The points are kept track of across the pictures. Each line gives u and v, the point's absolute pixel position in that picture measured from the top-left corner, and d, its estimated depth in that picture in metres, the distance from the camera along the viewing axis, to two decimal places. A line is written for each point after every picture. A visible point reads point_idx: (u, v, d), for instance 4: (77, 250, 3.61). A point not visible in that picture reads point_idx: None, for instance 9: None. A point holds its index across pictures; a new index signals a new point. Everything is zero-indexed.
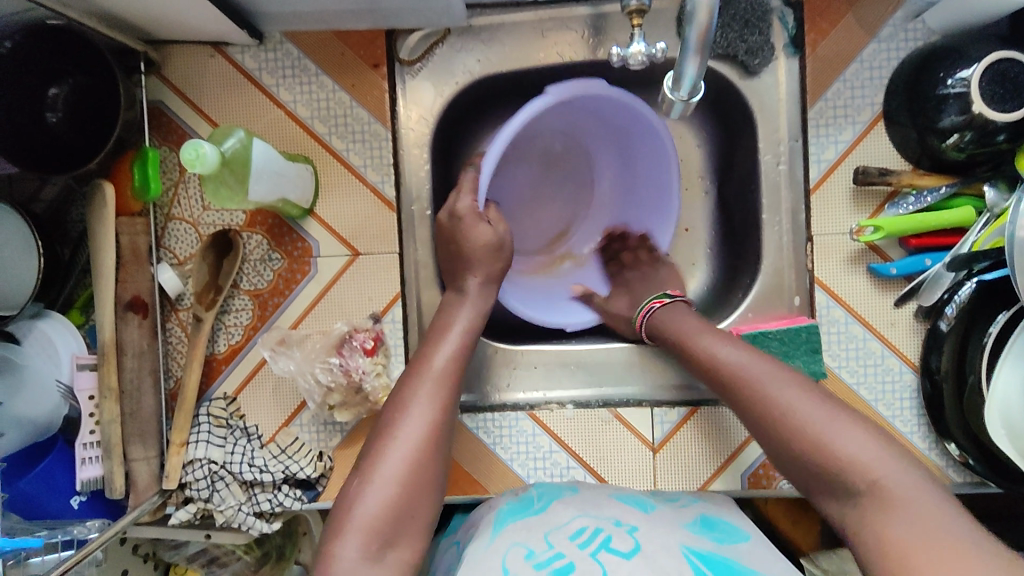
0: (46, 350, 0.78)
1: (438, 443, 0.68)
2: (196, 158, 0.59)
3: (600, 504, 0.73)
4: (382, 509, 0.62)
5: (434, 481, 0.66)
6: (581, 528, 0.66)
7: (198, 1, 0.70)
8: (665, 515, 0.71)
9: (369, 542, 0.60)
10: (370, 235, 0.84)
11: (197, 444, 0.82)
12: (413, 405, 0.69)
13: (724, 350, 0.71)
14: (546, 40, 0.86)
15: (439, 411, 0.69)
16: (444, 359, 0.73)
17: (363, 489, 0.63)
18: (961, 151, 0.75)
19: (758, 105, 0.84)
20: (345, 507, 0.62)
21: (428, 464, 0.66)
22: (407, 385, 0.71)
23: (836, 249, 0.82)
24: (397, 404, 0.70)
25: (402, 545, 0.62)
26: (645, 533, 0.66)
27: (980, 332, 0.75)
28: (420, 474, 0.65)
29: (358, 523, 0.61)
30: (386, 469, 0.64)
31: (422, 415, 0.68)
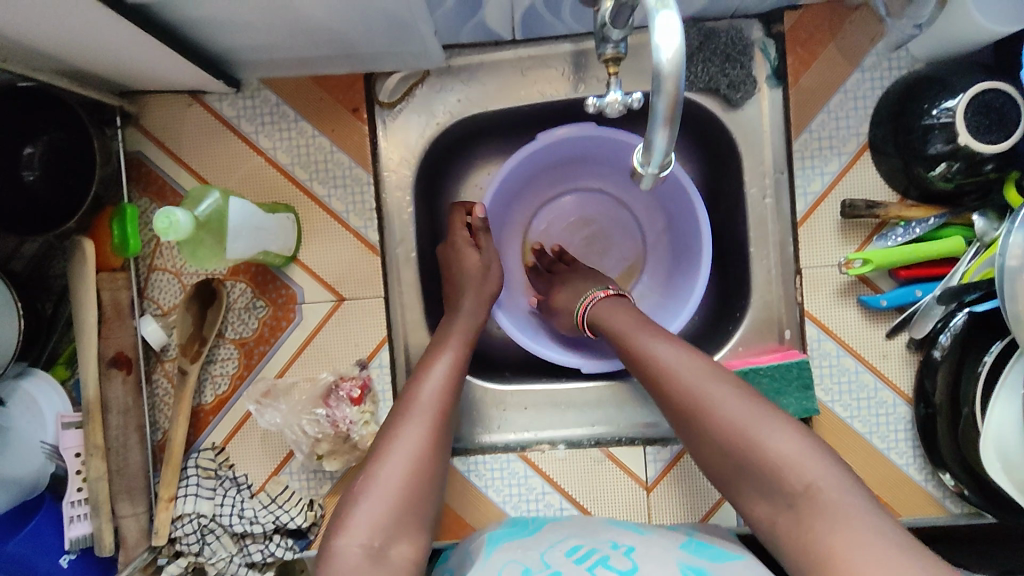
0: (30, 409, 0.77)
1: (432, 457, 0.67)
2: (169, 226, 0.60)
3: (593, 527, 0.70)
4: (387, 505, 0.62)
5: (434, 489, 0.66)
6: (579, 545, 0.66)
7: (171, 55, 0.70)
8: (660, 538, 0.68)
9: (371, 538, 0.61)
10: (355, 280, 0.83)
11: (186, 498, 0.81)
12: (406, 420, 0.69)
13: (659, 351, 0.69)
14: (527, 78, 0.85)
15: (433, 427, 0.69)
16: (438, 378, 0.73)
17: (366, 487, 0.64)
18: (949, 181, 0.74)
19: (743, 137, 0.83)
20: (340, 520, 0.63)
21: (426, 478, 0.66)
22: (409, 389, 0.72)
23: (826, 282, 0.81)
24: (392, 421, 0.69)
25: (402, 544, 0.62)
26: (642, 554, 0.63)
27: (974, 361, 0.74)
28: (416, 484, 0.65)
29: (361, 520, 0.61)
30: (383, 481, 0.64)
31: (414, 430, 0.68)
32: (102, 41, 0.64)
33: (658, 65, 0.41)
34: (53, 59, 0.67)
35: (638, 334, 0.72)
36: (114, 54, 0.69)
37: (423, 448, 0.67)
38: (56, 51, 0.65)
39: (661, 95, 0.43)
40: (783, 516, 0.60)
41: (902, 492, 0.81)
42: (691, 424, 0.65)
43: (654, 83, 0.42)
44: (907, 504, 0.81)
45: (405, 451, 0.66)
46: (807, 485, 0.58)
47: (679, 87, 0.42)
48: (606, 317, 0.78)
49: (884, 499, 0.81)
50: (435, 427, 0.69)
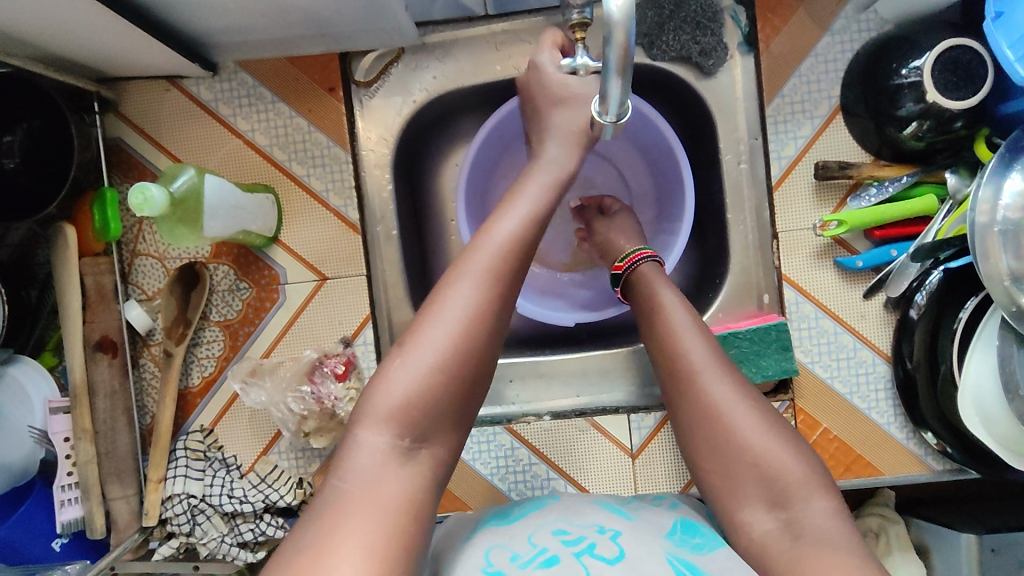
0: (18, 397, 0.78)
1: (491, 325, 0.54)
2: (143, 201, 0.60)
3: (580, 509, 0.67)
4: (421, 387, 0.51)
5: (475, 378, 0.54)
6: (566, 530, 0.62)
7: (143, 37, 0.71)
8: (651, 522, 0.63)
9: (400, 433, 0.51)
10: (336, 259, 0.84)
11: (175, 479, 0.82)
12: (460, 277, 0.54)
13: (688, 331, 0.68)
14: (501, 53, 0.86)
15: (496, 280, 0.55)
16: (512, 222, 0.57)
17: (401, 358, 0.53)
18: (920, 139, 0.75)
19: (717, 105, 0.84)
20: (376, 384, 0.52)
21: (478, 351, 0.53)
22: (457, 260, 0.56)
23: (803, 245, 0.82)
24: (446, 273, 0.55)
25: (435, 443, 0.53)
26: (628, 539, 0.59)
27: (951, 318, 0.74)
28: (469, 352, 0.53)
29: (393, 399, 0.51)
30: (427, 345, 0.52)
31: (472, 290, 0.54)
32: (74, 23, 0.65)
33: (608, 13, 0.42)
34: (25, 43, 0.68)
35: (679, 308, 0.71)
36: (89, 38, 0.69)
37: (483, 307, 0.53)
38: (28, 34, 0.66)
39: (613, 46, 0.43)
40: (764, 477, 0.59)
41: (885, 451, 0.82)
42: (679, 386, 0.66)
43: (605, 32, 0.43)
44: (889, 463, 0.82)
45: (462, 306, 0.53)
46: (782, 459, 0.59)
47: (629, 36, 0.42)
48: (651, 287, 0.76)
49: (866, 458, 0.82)
50: (500, 283, 0.55)
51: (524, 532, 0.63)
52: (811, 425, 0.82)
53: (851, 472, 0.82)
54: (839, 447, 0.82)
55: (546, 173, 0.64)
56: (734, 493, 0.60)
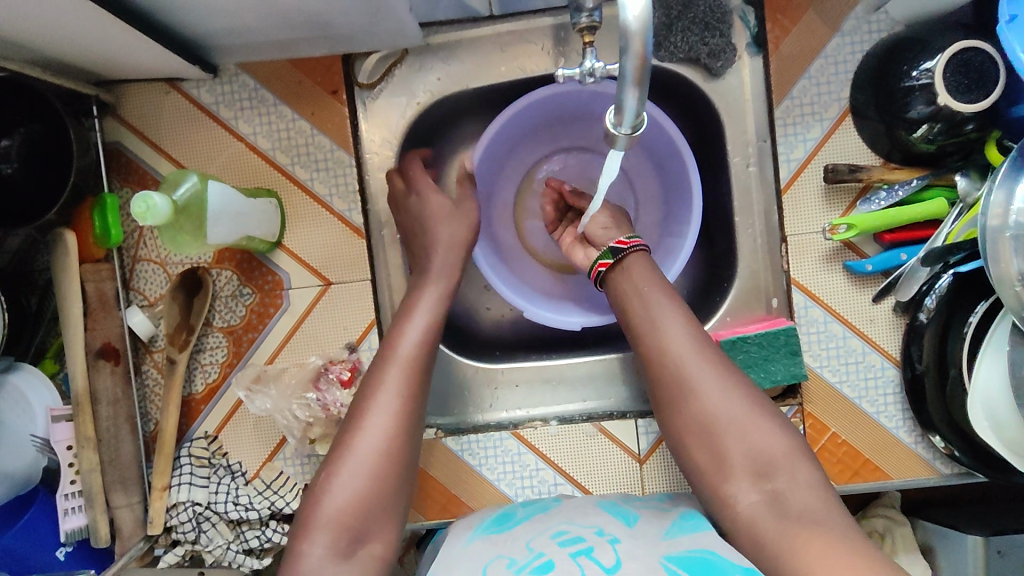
0: (19, 405, 0.76)
1: (407, 427, 0.66)
2: (146, 210, 0.59)
3: (584, 512, 0.70)
4: (349, 499, 0.61)
5: (401, 477, 0.64)
6: (563, 533, 0.65)
7: (142, 40, 0.69)
8: (646, 525, 0.66)
9: (340, 532, 0.59)
10: (341, 264, 0.83)
11: (180, 487, 0.81)
12: (380, 395, 0.66)
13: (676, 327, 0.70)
14: (507, 54, 0.84)
15: (407, 399, 0.67)
16: (412, 348, 0.70)
17: (332, 476, 0.62)
18: (930, 142, 0.74)
19: (725, 107, 0.83)
20: (313, 501, 0.62)
21: (399, 455, 0.64)
22: (373, 374, 0.68)
23: (812, 249, 0.81)
24: (366, 390, 0.67)
25: (372, 541, 0.61)
26: (627, 543, 0.61)
27: (961, 322, 0.74)
28: (391, 459, 0.64)
29: (327, 512, 0.60)
30: (354, 459, 0.63)
31: (394, 399, 0.66)
32: (74, 26, 0.64)
33: (624, 22, 0.41)
34: (20, 47, 0.66)
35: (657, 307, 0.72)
36: (88, 42, 0.68)
37: (397, 425, 0.65)
38: (26, 38, 0.64)
39: (629, 55, 0.42)
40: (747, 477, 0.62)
41: (893, 455, 0.82)
42: (669, 391, 0.68)
43: (621, 42, 0.42)
44: (897, 467, 0.82)
45: (378, 425, 0.64)
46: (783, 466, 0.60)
47: (646, 47, 0.42)
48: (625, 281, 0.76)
49: (875, 462, 0.82)
50: (410, 392, 0.67)
51: (521, 539, 0.65)
52: (820, 429, 0.82)
53: (859, 477, 0.82)
54: (847, 452, 0.82)
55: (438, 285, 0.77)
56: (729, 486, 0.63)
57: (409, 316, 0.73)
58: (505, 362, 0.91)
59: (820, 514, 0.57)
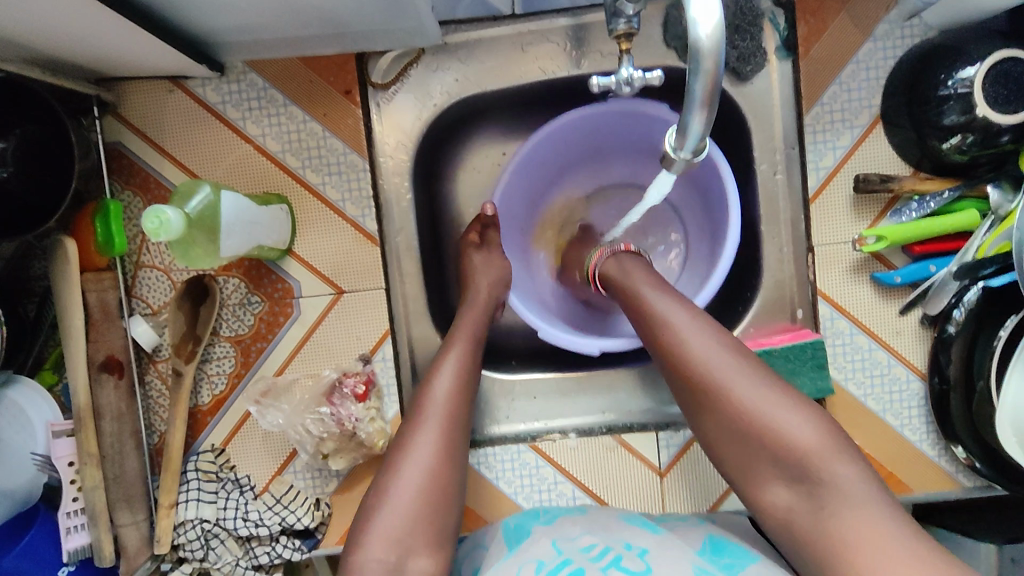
0: (17, 422, 0.73)
1: (455, 450, 0.64)
2: (159, 226, 0.56)
3: (607, 522, 0.68)
4: (403, 516, 0.58)
5: (453, 495, 0.62)
6: (592, 543, 0.62)
7: (148, 37, 0.65)
8: (676, 537, 0.64)
9: (387, 552, 0.57)
10: (354, 272, 0.80)
11: (187, 503, 0.78)
12: (427, 416, 0.65)
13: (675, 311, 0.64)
14: (527, 55, 0.81)
15: (453, 423, 0.65)
16: (449, 378, 0.68)
17: (382, 497, 0.60)
18: (963, 153, 0.72)
19: (752, 112, 0.80)
20: (363, 521, 0.59)
21: (447, 477, 0.62)
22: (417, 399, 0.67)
23: (838, 259, 0.79)
24: (405, 425, 0.65)
25: (421, 554, 0.58)
26: (657, 553, 0.60)
27: (989, 336, 0.72)
28: (438, 482, 0.61)
29: (380, 530, 0.58)
30: (401, 482, 0.60)
31: (438, 422, 0.64)
32: (77, 24, 0.60)
33: (697, 41, 0.39)
34: (18, 45, 0.62)
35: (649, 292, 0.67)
36: (91, 39, 0.64)
37: (441, 447, 0.63)
38: (25, 36, 0.60)
39: (700, 75, 0.40)
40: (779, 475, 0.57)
41: (916, 468, 0.81)
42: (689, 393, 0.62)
43: (693, 63, 0.40)
44: (920, 480, 0.81)
45: (428, 444, 0.62)
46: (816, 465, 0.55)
47: (719, 65, 0.40)
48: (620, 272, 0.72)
49: (898, 475, 0.81)
50: (454, 413, 0.65)
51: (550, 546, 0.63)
52: None
53: None
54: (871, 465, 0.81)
55: (475, 315, 0.76)
56: (759, 485, 0.58)
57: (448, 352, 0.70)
58: (521, 371, 0.89)
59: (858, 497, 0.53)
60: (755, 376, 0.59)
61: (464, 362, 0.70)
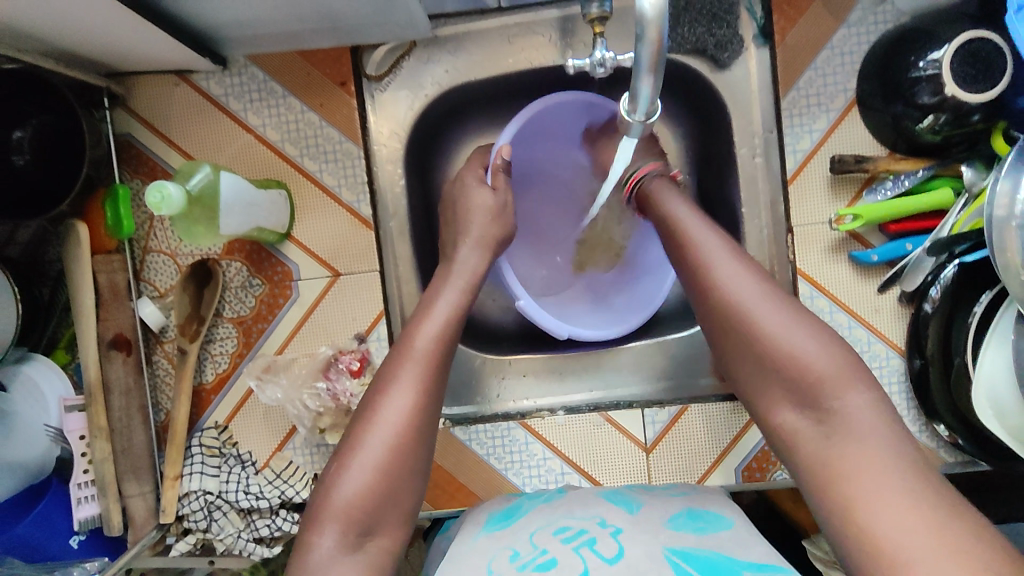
0: (33, 394, 0.78)
1: (421, 427, 0.64)
2: (161, 200, 0.60)
3: (585, 501, 0.71)
4: (359, 497, 0.60)
5: (412, 474, 0.63)
6: (567, 525, 0.64)
7: (153, 32, 0.70)
8: (649, 515, 0.67)
9: (345, 530, 0.59)
10: (350, 255, 0.84)
11: (191, 476, 0.82)
12: (395, 389, 0.64)
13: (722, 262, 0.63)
14: (514, 46, 0.85)
15: (421, 398, 0.65)
16: (426, 343, 0.68)
17: (342, 472, 0.61)
18: (937, 132, 0.74)
19: (731, 97, 0.83)
20: (324, 492, 0.61)
21: (410, 452, 0.63)
22: (390, 368, 0.66)
23: (816, 239, 0.82)
24: (380, 387, 0.65)
25: (381, 534, 0.61)
26: (628, 536, 0.62)
27: (965, 312, 0.75)
28: (400, 457, 0.62)
29: (335, 509, 0.59)
30: (364, 454, 0.61)
31: (406, 400, 0.64)
32: (88, 19, 0.64)
33: (641, 11, 0.41)
34: (35, 39, 0.67)
35: (706, 236, 0.66)
36: (100, 34, 0.69)
37: (412, 415, 0.63)
38: (39, 30, 0.65)
39: (646, 43, 0.42)
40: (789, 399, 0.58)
41: None
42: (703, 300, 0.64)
43: (637, 31, 0.42)
44: None
45: (390, 423, 0.62)
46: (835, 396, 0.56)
47: (662, 35, 0.42)
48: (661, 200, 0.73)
49: None
50: (424, 389, 0.65)
51: (526, 531, 0.66)
52: None
53: None
54: None
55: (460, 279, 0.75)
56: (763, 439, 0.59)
57: (427, 313, 0.70)
58: (514, 351, 0.92)
59: (871, 433, 0.53)
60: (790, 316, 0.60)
61: (445, 329, 0.69)
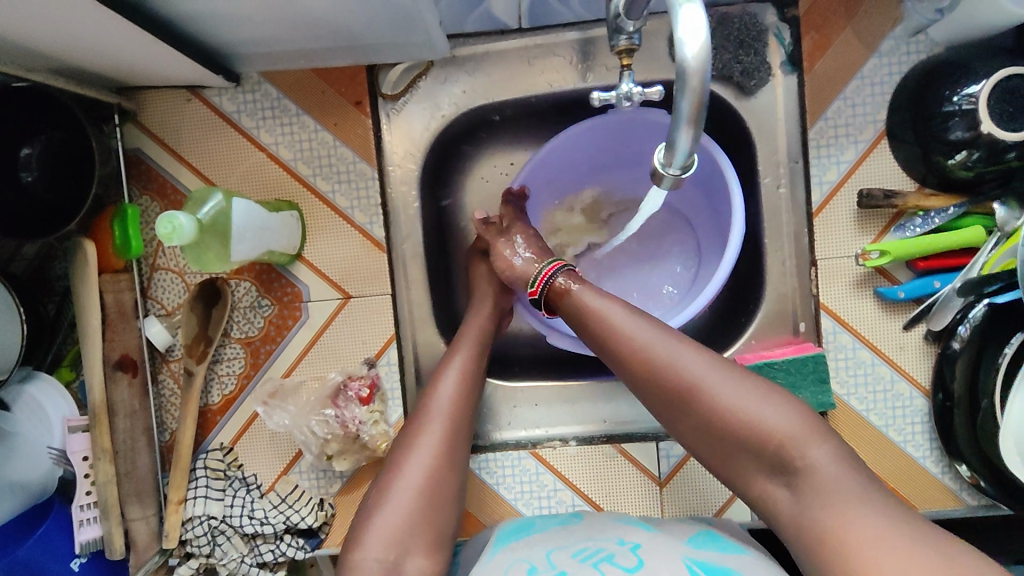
0: (36, 415, 0.76)
1: (454, 454, 0.65)
2: (171, 231, 0.58)
3: (601, 526, 0.68)
4: (402, 518, 0.59)
5: (450, 499, 0.63)
6: (585, 546, 0.63)
7: (165, 50, 0.68)
8: (669, 532, 0.65)
9: (386, 551, 0.57)
10: (361, 278, 0.82)
11: (195, 500, 0.80)
12: (431, 420, 0.67)
13: (678, 356, 0.60)
14: (534, 67, 0.83)
15: (454, 427, 0.67)
16: (448, 391, 0.69)
17: (382, 497, 0.61)
18: (969, 169, 0.72)
19: (756, 125, 0.81)
20: (363, 519, 0.60)
21: (447, 481, 0.63)
22: (420, 403, 0.69)
23: (841, 274, 0.79)
24: (412, 424, 0.67)
25: (417, 556, 0.58)
26: (649, 550, 0.61)
27: (995, 353, 0.72)
28: (438, 487, 0.63)
29: (378, 531, 0.58)
30: (404, 481, 0.62)
31: (439, 428, 0.66)
32: (99, 38, 0.63)
33: (683, 61, 0.41)
34: (45, 57, 0.65)
35: (644, 334, 0.62)
36: (113, 51, 0.67)
37: (445, 446, 0.65)
38: (51, 48, 0.63)
39: (686, 93, 0.42)
40: (764, 468, 0.56)
41: (919, 484, 0.80)
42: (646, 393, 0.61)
43: (679, 81, 0.42)
44: (924, 497, 0.80)
45: (428, 449, 0.64)
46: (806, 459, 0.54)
47: (704, 84, 0.42)
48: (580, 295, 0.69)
49: (899, 492, 0.80)
50: (455, 420, 0.68)
51: (544, 548, 0.64)
52: None
53: None
54: None
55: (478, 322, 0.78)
56: (751, 484, 0.57)
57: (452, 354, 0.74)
58: (525, 378, 0.90)
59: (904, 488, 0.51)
60: (742, 385, 0.57)
61: (466, 370, 0.72)
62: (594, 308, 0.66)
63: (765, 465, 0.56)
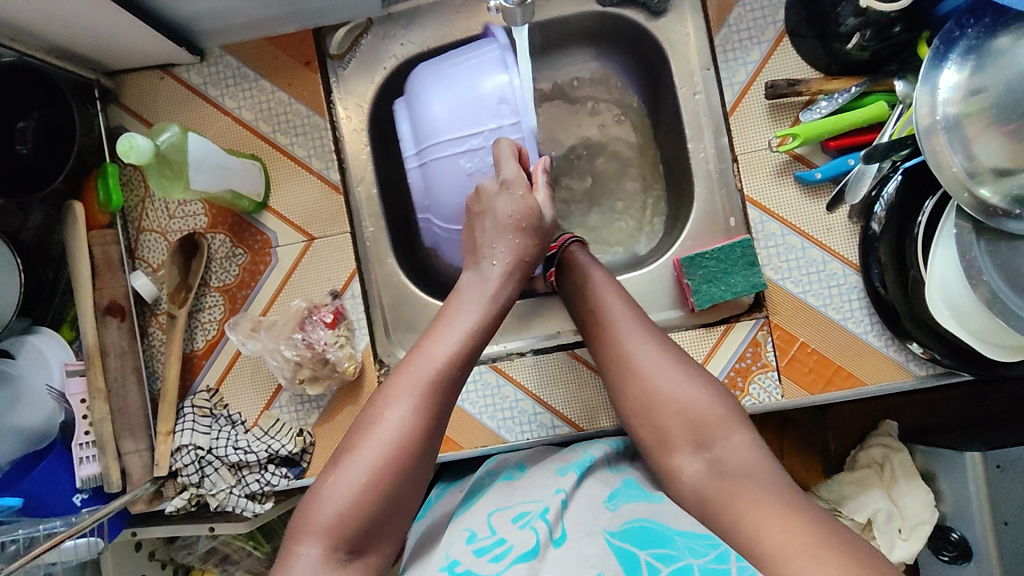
0: (38, 361, 0.84)
1: (419, 447, 0.62)
2: (129, 147, 0.67)
3: (541, 481, 0.69)
4: (347, 509, 0.59)
5: (405, 490, 0.61)
6: (525, 505, 0.63)
7: (134, 24, 0.78)
8: (596, 490, 0.66)
9: (329, 542, 0.58)
10: (321, 219, 0.90)
11: (183, 432, 0.87)
12: (398, 398, 0.63)
13: (615, 313, 0.74)
14: (463, 15, 0.92)
15: (425, 413, 0.63)
16: (435, 361, 0.65)
17: (332, 482, 0.60)
18: (865, 49, 0.78)
19: (668, 42, 0.88)
20: (312, 501, 0.60)
21: (402, 473, 0.61)
22: (394, 378, 0.65)
23: (762, 165, 0.84)
24: (380, 398, 0.64)
25: (372, 548, 0.60)
26: (577, 520, 0.61)
27: (912, 221, 0.76)
28: (392, 479, 0.60)
29: (323, 520, 0.58)
30: (354, 473, 0.60)
31: (405, 412, 0.62)
32: (73, 11, 0.73)
33: None
34: (30, 34, 0.76)
35: (630, 332, 0.72)
36: (88, 30, 0.78)
37: (410, 433, 0.62)
38: (29, 25, 0.74)
39: None
40: (684, 447, 0.66)
41: (865, 360, 0.82)
42: (619, 381, 0.71)
43: None
44: (871, 373, 0.82)
45: (388, 439, 0.61)
46: (720, 446, 0.64)
47: None
48: (578, 271, 0.78)
49: (847, 368, 0.82)
50: (428, 410, 0.63)
51: (485, 512, 0.65)
52: (788, 340, 0.83)
53: (833, 385, 0.82)
54: (817, 360, 0.82)
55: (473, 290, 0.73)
56: (673, 460, 0.66)
57: (440, 325, 0.69)
58: None
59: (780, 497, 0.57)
60: (684, 377, 0.68)
61: (463, 342, 0.67)
62: (602, 298, 0.75)
63: (686, 444, 0.65)
